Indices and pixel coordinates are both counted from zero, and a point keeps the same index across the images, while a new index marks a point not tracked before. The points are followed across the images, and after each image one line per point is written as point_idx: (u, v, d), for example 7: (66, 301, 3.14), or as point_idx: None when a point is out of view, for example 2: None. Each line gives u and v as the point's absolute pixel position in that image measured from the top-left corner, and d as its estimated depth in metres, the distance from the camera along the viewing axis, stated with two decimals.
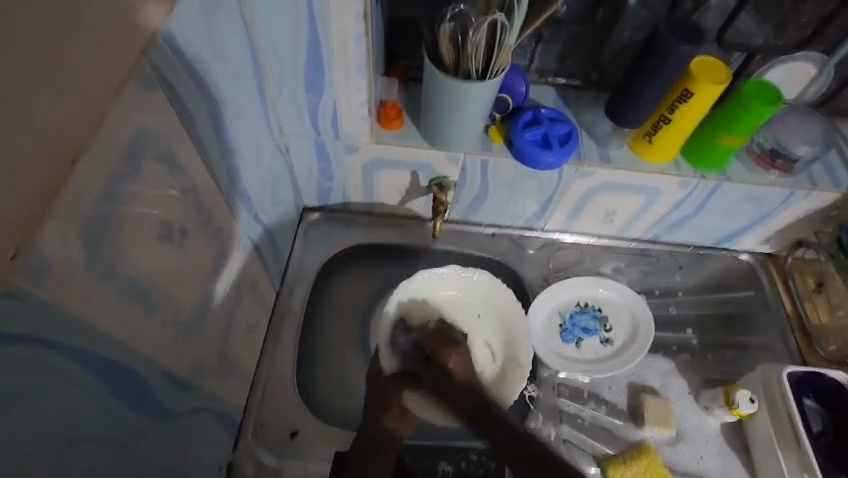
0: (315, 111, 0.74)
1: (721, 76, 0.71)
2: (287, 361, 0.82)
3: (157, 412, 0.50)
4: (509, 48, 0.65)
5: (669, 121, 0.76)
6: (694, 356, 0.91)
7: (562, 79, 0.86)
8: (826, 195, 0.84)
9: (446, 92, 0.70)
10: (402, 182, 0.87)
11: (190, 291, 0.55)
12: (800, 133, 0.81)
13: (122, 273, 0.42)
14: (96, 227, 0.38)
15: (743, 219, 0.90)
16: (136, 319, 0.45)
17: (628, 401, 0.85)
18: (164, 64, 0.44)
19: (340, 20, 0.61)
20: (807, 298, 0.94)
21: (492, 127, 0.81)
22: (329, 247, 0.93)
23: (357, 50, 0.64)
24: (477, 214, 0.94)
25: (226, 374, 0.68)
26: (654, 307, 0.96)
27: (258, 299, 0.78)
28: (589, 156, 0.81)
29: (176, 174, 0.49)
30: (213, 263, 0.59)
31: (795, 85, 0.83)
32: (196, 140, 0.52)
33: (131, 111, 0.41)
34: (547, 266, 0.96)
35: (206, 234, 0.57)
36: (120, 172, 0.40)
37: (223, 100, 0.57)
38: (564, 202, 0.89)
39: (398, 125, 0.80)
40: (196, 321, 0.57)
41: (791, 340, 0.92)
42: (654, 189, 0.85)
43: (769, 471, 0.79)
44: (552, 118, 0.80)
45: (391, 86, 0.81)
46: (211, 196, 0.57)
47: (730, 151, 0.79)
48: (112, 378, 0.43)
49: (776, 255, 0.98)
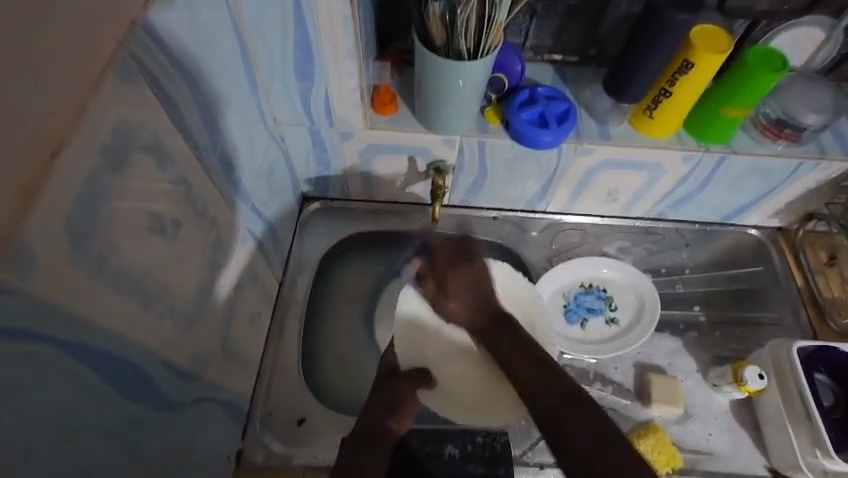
0: (307, 99, 0.73)
1: (722, 45, 0.69)
2: (292, 351, 0.83)
3: (158, 403, 0.51)
4: (500, 25, 0.65)
5: (669, 94, 0.74)
6: (702, 334, 0.90)
7: (559, 56, 0.84)
8: (836, 165, 0.81)
9: (438, 74, 0.69)
10: (400, 168, 0.86)
11: (187, 282, 0.55)
12: (806, 101, 0.78)
13: (113, 265, 0.42)
14: (83, 221, 0.39)
15: (749, 193, 0.88)
16: (132, 311, 0.45)
17: (634, 380, 0.85)
18: (147, 55, 0.44)
19: (327, 5, 0.60)
20: (818, 271, 0.92)
21: (488, 108, 0.80)
22: (330, 236, 0.93)
23: (346, 35, 0.64)
24: (478, 198, 0.93)
25: (230, 364, 0.68)
26: (661, 286, 0.94)
27: (260, 290, 0.78)
28: (588, 133, 0.80)
29: (165, 166, 0.49)
30: (209, 256, 0.60)
31: (802, 52, 0.80)
32: (185, 132, 0.52)
33: (115, 103, 0.41)
34: (550, 247, 0.95)
35: (201, 226, 0.57)
36: (104, 166, 0.40)
37: (211, 90, 0.56)
38: (565, 182, 0.87)
39: (393, 110, 0.79)
40: (195, 313, 0.57)
41: (803, 314, 0.90)
42: (657, 166, 0.83)
43: (779, 448, 0.78)
44: (550, 96, 0.79)
45: (384, 71, 0.81)
46: (203, 187, 0.57)
47: (734, 122, 0.77)
48: (110, 370, 0.43)
49: (786, 229, 0.96)
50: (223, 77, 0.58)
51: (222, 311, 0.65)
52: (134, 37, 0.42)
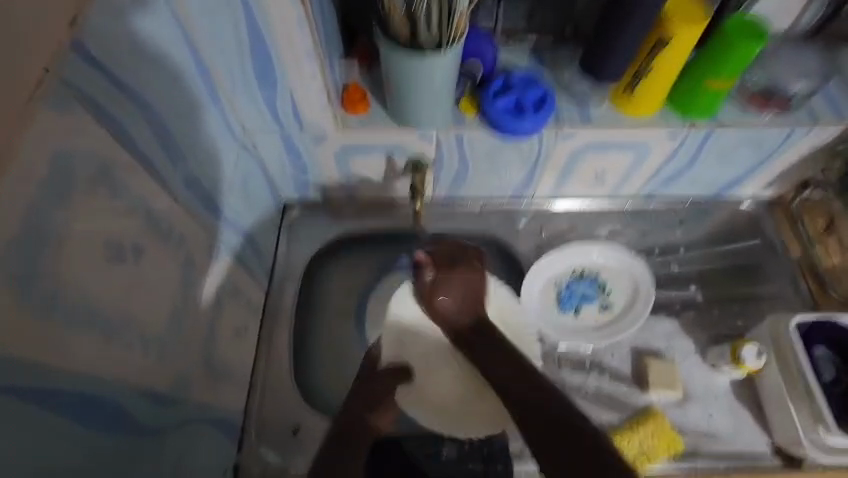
0: (273, 104, 0.71)
1: (699, 16, 0.66)
2: (283, 361, 0.82)
3: (135, 432, 0.50)
4: (463, 12, 0.62)
5: (648, 71, 0.71)
6: (699, 314, 0.88)
7: (533, 38, 0.81)
8: (829, 131, 0.78)
9: (407, 70, 0.67)
10: (378, 167, 0.84)
11: (157, 306, 0.54)
12: (790, 69, 0.78)
13: (67, 302, 0.41)
14: (24, 262, 0.37)
15: (741, 165, 0.85)
16: (95, 345, 0.45)
17: (632, 366, 0.83)
18: (81, 80, 0.42)
19: (278, 7, 0.58)
20: (817, 240, 0.88)
21: (463, 99, 0.77)
22: (314, 240, 0.91)
23: (302, 35, 0.61)
24: (461, 191, 0.90)
25: (216, 381, 0.68)
26: (655, 267, 0.92)
27: (243, 302, 0.78)
28: (569, 117, 0.77)
29: (117, 193, 0.47)
30: (181, 276, 0.59)
31: (786, 15, 0.77)
32: (139, 155, 0.51)
33: (46, 135, 0.39)
34: (539, 235, 0.93)
35: (167, 248, 0.56)
36: (43, 202, 0.39)
37: (161, 108, 0.54)
38: (549, 169, 0.85)
39: (364, 108, 0.76)
40: (170, 337, 0.57)
41: (802, 287, 0.88)
42: (642, 145, 0.80)
43: (781, 425, 0.76)
44: (525, 82, 0.76)
45: (352, 68, 0.79)
46: (166, 208, 0.56)
47: (719, 94, 0.74)
48: (76, 408, 0.42)
49: (783, 199, 0.92)
50: (179, 94, 0.57)
51: (204, 330, 0.64)
52: (65, 63, 0.40)
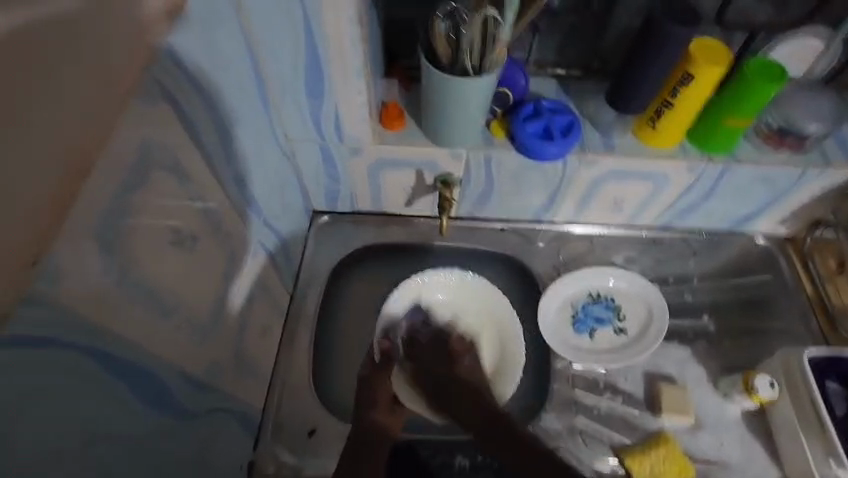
0: (318, 115, 0.76)
1: (722, 58, 0.70)
2: (303, 363, 0.84)
3: (175, 411, 0.52)
4: (502, 42, 0.66)
5: (671, 105, 0.75)
6: (711, 343, 0.90)
7: (561, 70, 0.86)
8: (841, 173, 0.82)
9: (446, 91, 0.71)
10: (407, 181, 0.88)
11: (203, 293, 0.57)
12: (806, 109, 0.80)
13: (139, 276, 0.45)
14: (107, 232, 0.40)
15: (756, 201, 0.89)
16: (152, 320, 0.47)
17: (645, 390, 0.85)
18: (168, 78, 0.47)
19: (335, 27, 0.63)
20: (828, 280, 0.92)
21: (493, 122, 0.82)
22: (340, 249, 0.95)
23: (354, 53, 0.66)
24: (484, 210, 0.94)
25: (242, 374, 0.70)
26: (668, 295, 0.94)
27: (270, 302, 0.80)
28: (593, 145, 0.81)
29: (183, 183, 0.51)
30: (223, 269, 0.62)
31: (802, 63, 0.82)
32: (201, 149, 0.55)
33: (138, 118, 0.43)
34: (556, 257, 0.96)
35: (215, 239, 0.59)
36: (128, 181, 0.42)
37: (225, 110, 0.58)
38: (572, 192, 0.88)
39: (400, 125, 0.81)
40: (209, 325, 0.59)
41: (812, 323, 0.89)
42: (661, 175, 0.84)
43: (793, 457, 0.77)
44: (553, 109, 0.80)
45: (391, 87, 0.83)
46: (218, 202, 0.59)
47: (736, 132, 0.78)
48: (130, 379, 0.45)
49: (795, 237, 0.96)
50: (239, 97, 0.62)
51: (236, 324, 0.67)
52: (156, 59, 0.44)
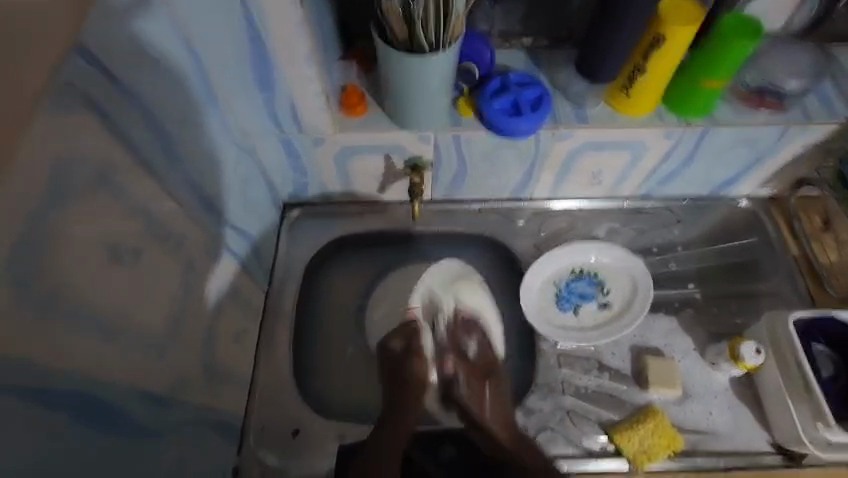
0: (272, 106, 0.72)
1: (693, 16, 0.67)
2: (284, 363, 0.82)
3: (135, 432, 0.50)
4: (457, 14, 0.62)
5: (643, 71, 0.72)
6: (698, 312, 0.88)
7: (527, 40, 0.82)
8: (823, 128, 0.79)
9: (405, 72, 0.67)
10: (377, 168, 0.84)
11: (155, 307, 0.54)
12: (784, 66, 0.78)
13: (70, 300, 0.42)
14: (23, 259, 0.37)
15: (737, 164, 0.86)
16: (93, 345, 0.45)
17: (631, 365, 0.84)
18: (86, 82, 0.43)
19: (277, 10, 0.60)
20: (813, 238, 0.90)
21: (460, 100, 0.78)
22: (315, 242, 0.92)
23: (300, 38, 0.63)
24: (459, 192, 0.91)
25: (215, 382, 0.68)
26: (654, 266, 0.92)
27: (243, 304, 0.77)
28: (565, 117, 0.78)
29: (117, 196, 0.48)
30: (181, 277, 0.59)
31: (779, 14, 0.79)
32: (139, 156, 0.51)
33: (49, 131, 0.39)
34: (538, 235, 0.93)
35: (166, 249, 0.56)
36: (41, 201, 0.39)
37: (161, 109, 0.54)
38: (548, 167, 0.85)
39: (362, 110, 0.77)
40: (168, 339, 0.57)
41: (799, 283, 0.87)
42: (639, 144, 0.81)
43: (781, 422, 0.76)
44: (521, 83, 0.77)
45: (349, 70, 0.79)
46: (164, 209, 0.56)
47: (713, 93, 0.75)
48: (74, 408, 0.42)
49: (779, 197, 0.93)
50: (181, 91, 0.58)
51: (203, 332, 0.65)
52: (65, 62, 0.40)
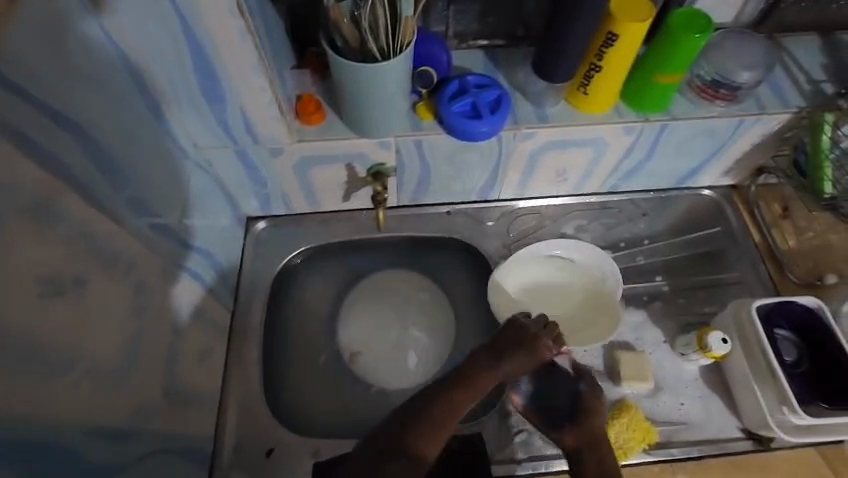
0: (224, 119, 0.69)
1: (643, 13, 0.67)
2: (254, 382, 0.80)
3: (89, 476, 0.48)
4: (408, 20, 0.62)
5: (599, 68, 0.72)
6: (666, 304, 0.89)
7: (484, 41, 0.81)
8: (777, 118, 0.80)
9: (358, 79, 0.65)
10: (340, 177, 0.83)
11: (106, 338, 0.51)
12: (739, 59, 0.77)
13: (5, 342, 0.39)
14: None
15: (698, 155, 0.87)
16: (35, 386, 0.42)
17: (604, 361, 0.84)
18: (9, 109, 0.40)
19: (216, 18, 0.56)
20: (773, 224, 0.91)
21: (419, 104, 0.77)
22: (280, 254, 0.89)
23: (246, 47, 0.59)
24: (425, 196, 0.90)
25: (179, 407, 0.66)
26: (621, 260, 0.94)
27: (207, 325, 0.75)
28: (526, 117, 0.77)
29: (54, 226, 0.45)
30: (132, 305, 0.56)
31: (731, 7, 0.80)
32: (75, 183, 0.48)
33: None
34: (507, 235, 0.92)
35: (114, 276, 0.53)
36: None
37: (96, 130, 0.52)
38: (512, 167, 0.84)
39: (319, 118, 0.75)
40: (122, 369, 0.54)
41: (762, 270, 0.89)
42: (600, 141, 0.81)
43: (750, 408, 0.78)
44: (479, 84, 0.76)
45: (304, 78, 0.77)
46: (110, 234, 0.53)
47: (669, 89, 0.75)
48: (16, 456, 0.40)
49: (739, 186, 0.95)
50: (115, 109, 0.55)
51: (163, 359, 0.62)
52: None
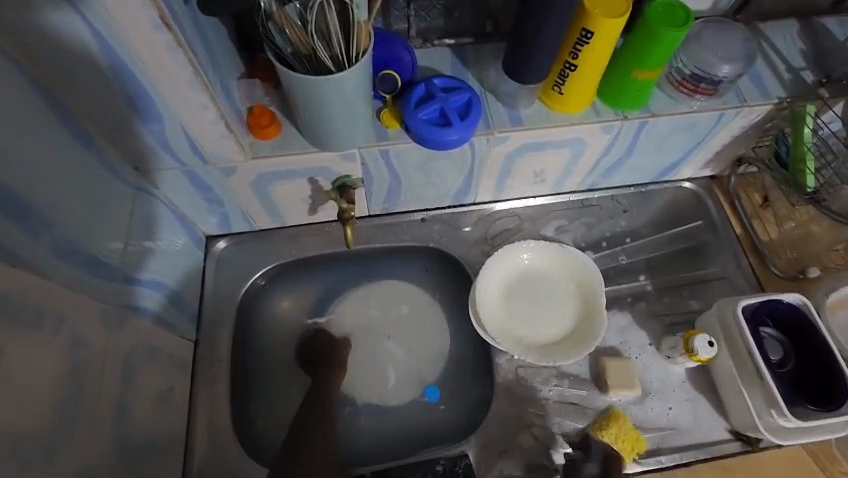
0: (165, 140, 0.62)
1: (620, 7, 0.62)
2: (223, 417, 0.74)
3: None
4: (362, 27, 0.56)
5: (574, 66, 0.68)
6: (650, 304, 0.87)
7: (450, 40, 0.76)
8: (757, 110, 0.77)
9: (312, 90, 0.59)
10: (304, 191, 0.77)
11: (32, 407, 0.46)
12: (718, 50, 0.73)
13: None
14: None
15: (677, 150, 0.84)
16: None
17: (590, 368, 0.82)
18: None
19: (138, 34, 0.49)
20: (754, 215, 0.89)
21: (384, 111, 0.71)
22: (244, 274, 0.83)
23: (176, 61, 0.53)
24: (398, 204, 0.85)
25: (136, 459, 0.61)
26: (604, 261, 0.90)
27: (165, 363, 0.69)
28: (498, 120, 0.72)
29: None
30: (66, 362, 0.50)
31: None
32: None
33: None
34: (486, 240, 0.88)
35: (40, 334, 0.47)
36: None
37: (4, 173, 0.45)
38: (487, 172, 0.80)
39: (275, 132, 0.69)
40: (59, 436, 0.49)
41: (744, 262, 0.87)
42: (576, 141, 0.77)
43: (738, 409, 0.76)
44: (446, 87, 0.70)
45: (254, 88, 0.70)
46: (31, 289, 0.47)
47: (647, 85, 0.71)
48: None
49: (720, 176, 0.93)
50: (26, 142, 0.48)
51: (110, 413, 0.57)
52: None
